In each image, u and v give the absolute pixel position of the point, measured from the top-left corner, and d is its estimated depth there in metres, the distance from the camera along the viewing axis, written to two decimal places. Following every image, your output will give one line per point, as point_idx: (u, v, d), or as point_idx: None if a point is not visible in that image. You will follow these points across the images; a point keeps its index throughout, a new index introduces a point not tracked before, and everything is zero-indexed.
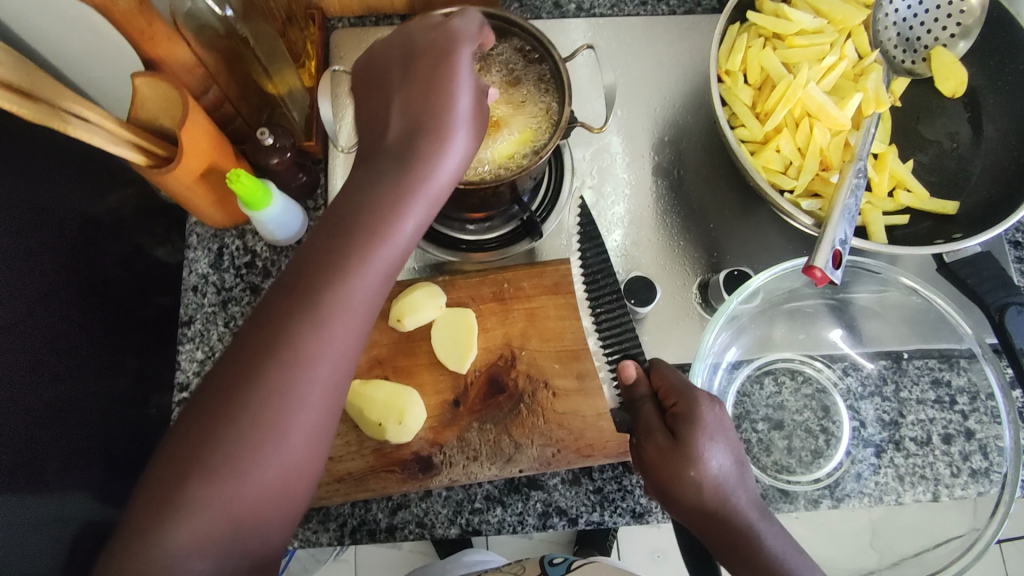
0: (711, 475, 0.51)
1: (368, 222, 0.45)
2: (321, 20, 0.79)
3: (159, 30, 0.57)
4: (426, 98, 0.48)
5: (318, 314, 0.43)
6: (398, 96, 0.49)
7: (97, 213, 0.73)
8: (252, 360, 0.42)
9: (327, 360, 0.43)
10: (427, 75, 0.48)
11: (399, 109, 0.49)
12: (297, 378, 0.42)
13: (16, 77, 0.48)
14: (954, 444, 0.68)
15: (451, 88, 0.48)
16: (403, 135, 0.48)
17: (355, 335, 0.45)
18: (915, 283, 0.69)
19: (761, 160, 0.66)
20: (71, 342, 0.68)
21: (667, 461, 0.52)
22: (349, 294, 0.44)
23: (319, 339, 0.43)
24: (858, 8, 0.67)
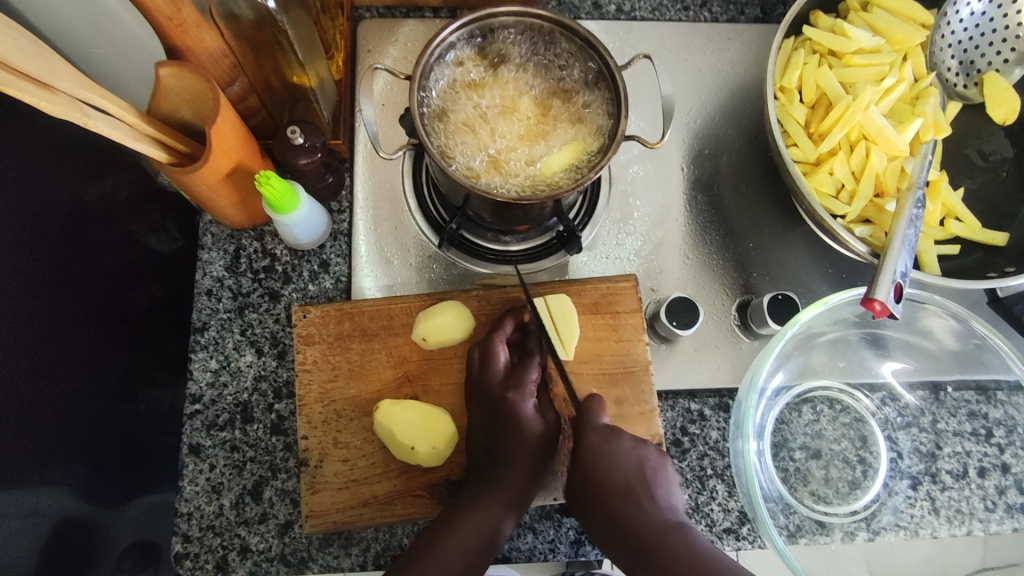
0: (620, 502, 0.52)
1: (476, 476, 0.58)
2: (350, 9, 0.74)
3: (189, 16, 0.52)
4: (495, 422, 0.58)
5: (430, 542, 0.55)
6: (479, 402, 0.60)
7: (90, 198, 0.68)
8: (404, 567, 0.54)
9: (457, 538, 0.54)
10: (490, 407, 0.59)
11: (482, 425, 0.59)
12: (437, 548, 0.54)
13: (33, 66, 0.43)
14: (989, 478, 0.67)
15: (511, 419, 0.58)
16: (489, 411, 0.59)
17: (473, 542, 0.54)
18: (986, 329, 0.67)
19: (814, 182, 0.63)
20: (58, 336, 0.63)
21: (593, 494, 0.53)
22: (462, 531, 0.55)
23: (445, 540, 0.54)
24: (916, 28, 0.66)
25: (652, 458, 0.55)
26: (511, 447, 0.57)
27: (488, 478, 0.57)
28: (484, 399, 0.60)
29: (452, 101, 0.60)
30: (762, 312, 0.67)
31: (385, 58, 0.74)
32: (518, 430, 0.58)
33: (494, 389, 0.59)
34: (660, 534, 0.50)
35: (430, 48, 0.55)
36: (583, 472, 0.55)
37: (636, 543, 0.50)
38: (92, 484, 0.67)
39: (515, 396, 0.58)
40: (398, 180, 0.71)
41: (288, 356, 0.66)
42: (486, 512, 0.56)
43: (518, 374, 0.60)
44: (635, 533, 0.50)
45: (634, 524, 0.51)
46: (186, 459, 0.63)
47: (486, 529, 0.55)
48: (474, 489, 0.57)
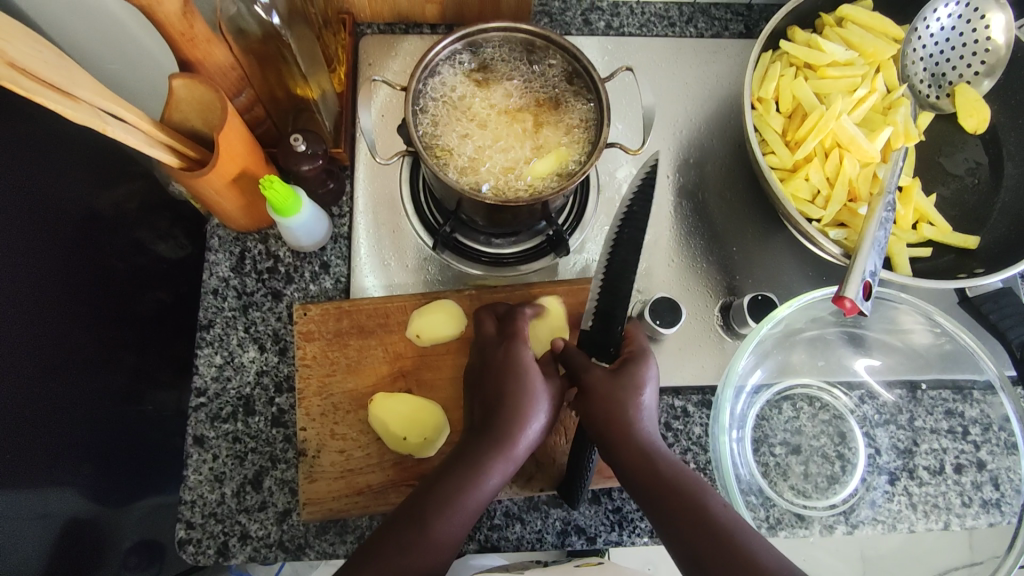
0: (634, 420, 0.54)
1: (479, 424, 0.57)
2: (351, 26, 0.78)
3: (200, 32, 0.56)
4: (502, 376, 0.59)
5: (450, 484, 0.53)
6: (488, 363, 0.61)
7: (101, 205, 0.73)
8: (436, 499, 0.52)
9: (479, 486, 0.53)
10: (500, 364, 0.60)
11: (488, 380, 0.60)
12: (460, 491, 0.52)
13: (56, 76, 0.47)
14: (966, 474, 0.69)
15: (522, 372, 0.58)
16: (499, 366, 0.60)
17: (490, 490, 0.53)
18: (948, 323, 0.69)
19: (791, 188, 0.66)
20: (71, 334, 0.67)
21: (599, 406, 0.55)
22: (481, 477, 0.53)
23: (467, 485, 0.52)
24: (888, 42, 0.69)
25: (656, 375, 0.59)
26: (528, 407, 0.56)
27: (491, 432, 0.55)
28: (495, 364, 0.60)
29: (444, 110, 0.63)
30: (743, 313, 0.70)
31: (384, 71, 0.78)
32: (530, 390, 0.57)
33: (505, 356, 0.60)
34: (656, 457, 0.52)
35: (424, 61, 0.59)
36: (606, 388, 0.57)
37: (649, 455, 0.52)
38: (101, 477, 0.70)
39: (522, 352, 0.59)
40: (395, 186, 0.75)
41: (289, 352, 0.69)
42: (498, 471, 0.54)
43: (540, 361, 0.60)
44: (648, 452, 0.53)
45: (637, 437, 0.53)
46: (190, 449, 0.66)
47: (492, 491, 0.53)
48: (475, 435, 0.56)
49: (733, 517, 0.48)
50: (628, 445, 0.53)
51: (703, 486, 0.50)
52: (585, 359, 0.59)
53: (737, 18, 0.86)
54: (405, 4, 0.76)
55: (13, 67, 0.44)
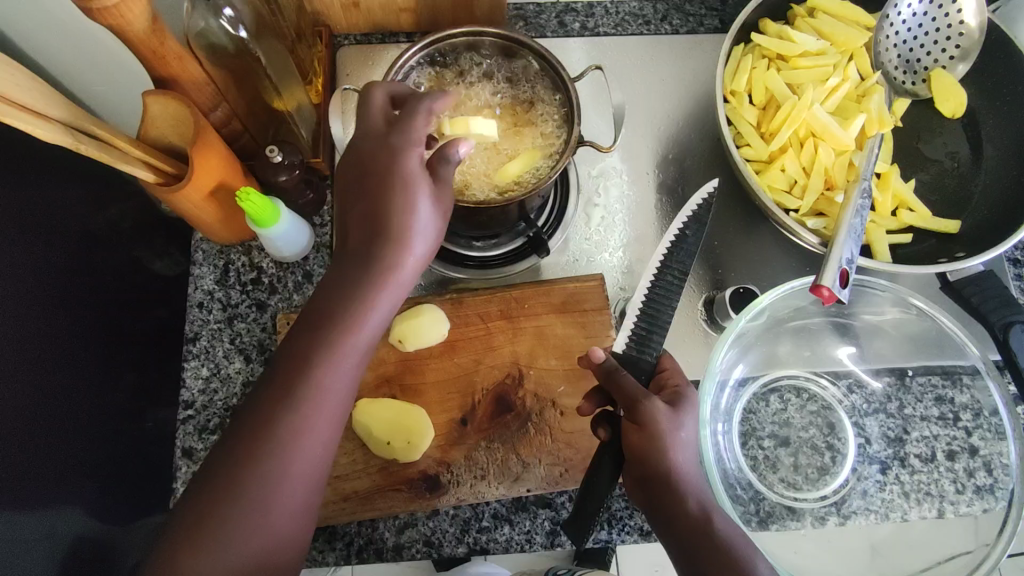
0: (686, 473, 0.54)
1: (332, 317, 0.50)
2: (328, 37, 0.79)
3: (172, 49, 0.57)
4: (382, 173, 0.51)
5: (294, 398, 0.49)
6: (371, 147, 0.53)
7: (94, 226, 0.73)
8: (277, 401, 0.49)
9: (323, 401, 0.49)
10: (384, 153, 0.52)
11: (372, 178, 0.52)
12: (303, 406, 0.49)
13: (29, 98, 0.48)
14: (958, 461, 0.68)
15: (393, 207, 0.51)
16: (374, 154, 0.52)
17: (337, 407, 0.50)
18: (922, 304, 0.69)
19: (767, 179, 0.66)
20: (69, 355, 0.67)
21: (654, 445, 0.53)
22: (322, 386, 0.49)
23: (307, 404, 0.49)
24: (860, 30, 0.69)
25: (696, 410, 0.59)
26: (393, 242, 0.51)
27: (333, 328, 0.50)
28: (369, 158, 0.52)
29: None
30: (726, 306, 0.70)
31: (362, 81, 0.79)
32: (396, 168, 0.51)
33: (373, 136, 0.53)
34: (709, 512, 0.52)
35: (393, 68, 0.60)
36: (672, 421, 0.55)
37: (703, 507, 0.53)
38: (103, 497, 0.70)
39: (398, 141, 0.52)
40: None
41: (274, 362, 0.70)
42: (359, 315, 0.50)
43: (406, 124, 0.52)
44: (693, 507, 0.53)
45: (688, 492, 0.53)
46: (179, 462, 0.67)
47: (335, 391, 0.50)
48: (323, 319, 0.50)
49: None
50: (684, 498, 0.53)
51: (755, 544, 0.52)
52: (638, 388, 0.56)
53: (711, 14, 0.86)
54: (379, 13, 0.77)
55: None
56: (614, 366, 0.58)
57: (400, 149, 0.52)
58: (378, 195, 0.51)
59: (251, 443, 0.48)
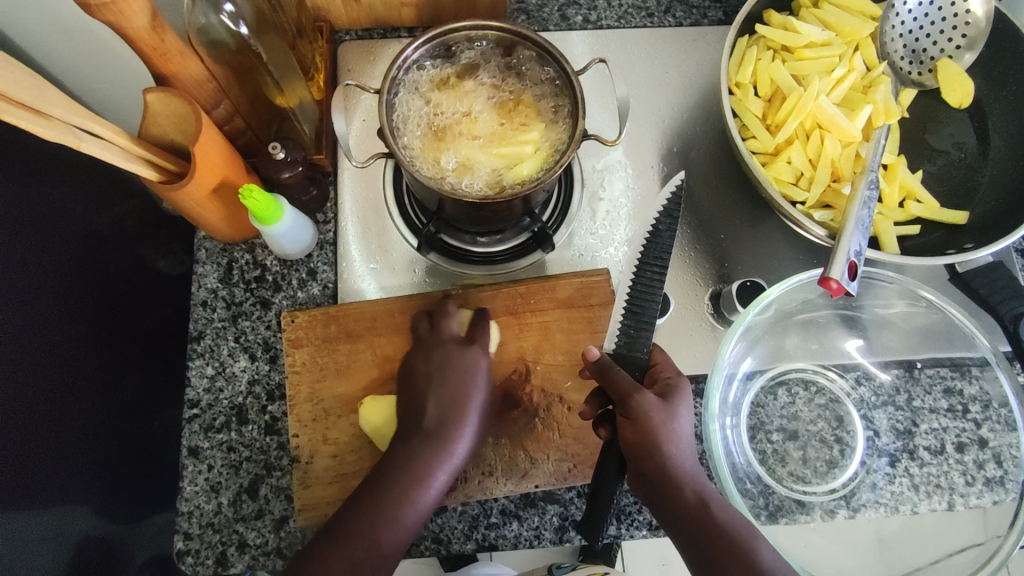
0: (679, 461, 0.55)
1: (402, 471, 0.58)
2: (329, 33, 0.78)
3: (172, 46, 0.56)
4: (439, 377, 0.63)
5: (366, 517, 0.56)
6: (426, 367, 0.64)
7: (99, 224, 0.73)
8: (352, 529, 0.56)
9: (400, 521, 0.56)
10: (438, 369, 0.63)
11: (429, 391, 0.63)
12: (378, 520, 0.56)
13: (29, 96, 0.47)
14: (968, 453, 0.68)
15: (452, 396, 0.62)
16: (432, 383, 0.63)
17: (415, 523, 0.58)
18: (931, 295, 0.69)
19: (773, 171, 0.66)
20: (73, 355, 0.67)
21: (645, 434, 0.55)
22: (403, 513, 0.57)
23: (385, 519, 0.56)
24: (865, 20, 0.68)
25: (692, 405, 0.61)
26: (432, 446, 0.60)
27: (406, 466, 0.59)
28: (435, 362, 0.64)
29: (421, 112, 0.64)
30: (732, 299, 0.69)
31: (364, 76, 0.78)
32: (464, 394, 0.62)
33: (448, 354, 0.64)
34: (705, 499, 0.54)
35: (396, 63, 0.59)
36: (661, 416, 0.57)
37: (699, 497, 0.54)
38: (109, 497, 0.70)
39: (455, 372, 0.63)
40: (379, 189, 0.75)
41: (279, 360, 0.70)
42: (426, 490, 0.58)
43: (473, 338, 0.65)
44: (692, 494, 0.54)
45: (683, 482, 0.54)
46: (186, 461, 0.66)
47: (413, 521, 0.57)
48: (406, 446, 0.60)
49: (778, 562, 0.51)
50: (680, 488, 0.54)
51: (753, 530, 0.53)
52: (630, 383, 0.58)
53: (715, 5, 0.85)
54: (381, 8, 0.77)
55: None
56: (608, 363, 0.60)
57: (451, 364, 0.63)
58: (448, 402, 0.61)
59: (329, 546, 0.55)
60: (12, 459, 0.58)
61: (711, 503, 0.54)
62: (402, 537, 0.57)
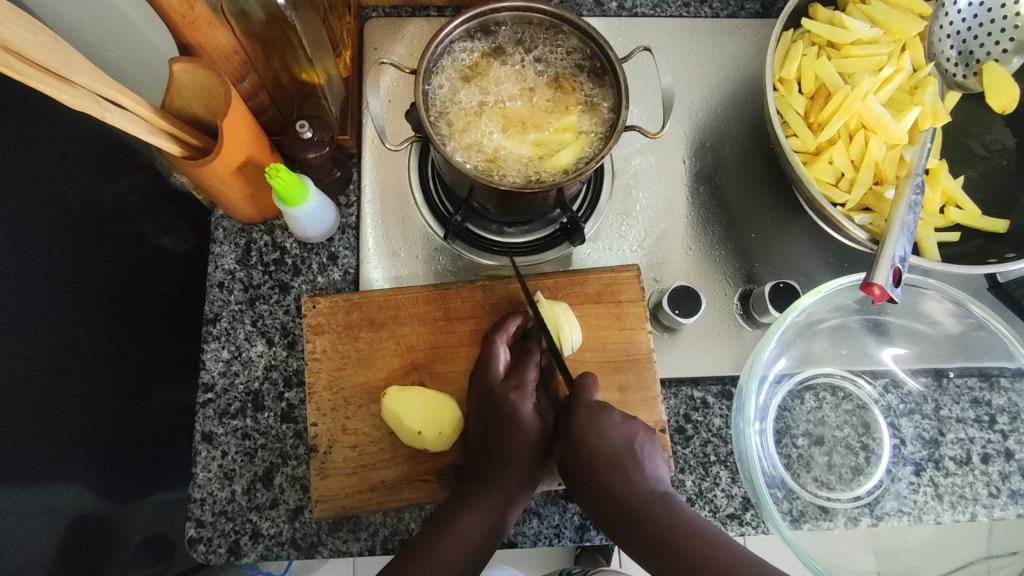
0: (617, 479, 0.53)
1: (457, 505, 0.57)
2: (357, 8, 0.75)
3: (201, 14, 0.54)
4: (493, 402, 0.59)
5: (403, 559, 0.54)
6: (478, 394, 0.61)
7: (105, 197, 0.70)
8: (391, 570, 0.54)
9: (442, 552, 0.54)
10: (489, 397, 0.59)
11: (479, 413, 0.60)
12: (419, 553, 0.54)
13: (53, 60, 0.45)
14: (993, 464, 0.67)
15: (512, 423, 0.58)
16: (485, 404, 0.60)
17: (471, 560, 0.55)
18: (980, 311, 0.68)
19: (814, 171, 0.64)
20: (75, 331, 0.64)
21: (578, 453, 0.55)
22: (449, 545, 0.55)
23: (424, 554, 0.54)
24: (915, 19, 0.66)
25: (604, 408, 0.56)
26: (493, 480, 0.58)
27: (465, 497, 0.58)
28: (488, 400, 0.59)
29: (456, 95, 0.61)
30: (764, 300, 0.68)
31: (391, 55, 0.76)
32: (516, 436, 0.58)
33: (494, 391, 0.59)
34: (649, 503, 0.51)
35: (436, 41, 0.57)
36: (570, 452, 0.56)
37: (624, 519, 0.51)
38: (104, 478, 0.67)
39: (516, 398, 0.58)
40: (404, 173, 0.73)
41: (298, 346, 0.68)
42: (472, 529, 0.56)
43: (519, 375, 0.60)
44: (627, 505, 0.52)
45: (625, 494, 0.52)
46: (199, 446, 0.65)
47: (473, 534, 0.55)
48: (473, 487, 0.58)
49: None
50: (622, 499, 0.52)
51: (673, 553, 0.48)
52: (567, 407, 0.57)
53: None
54: None
55: (7, 50, 0.41)
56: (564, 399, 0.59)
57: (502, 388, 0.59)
58: (495, 426, 0.59)
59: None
60: (7, 438, 0.56)
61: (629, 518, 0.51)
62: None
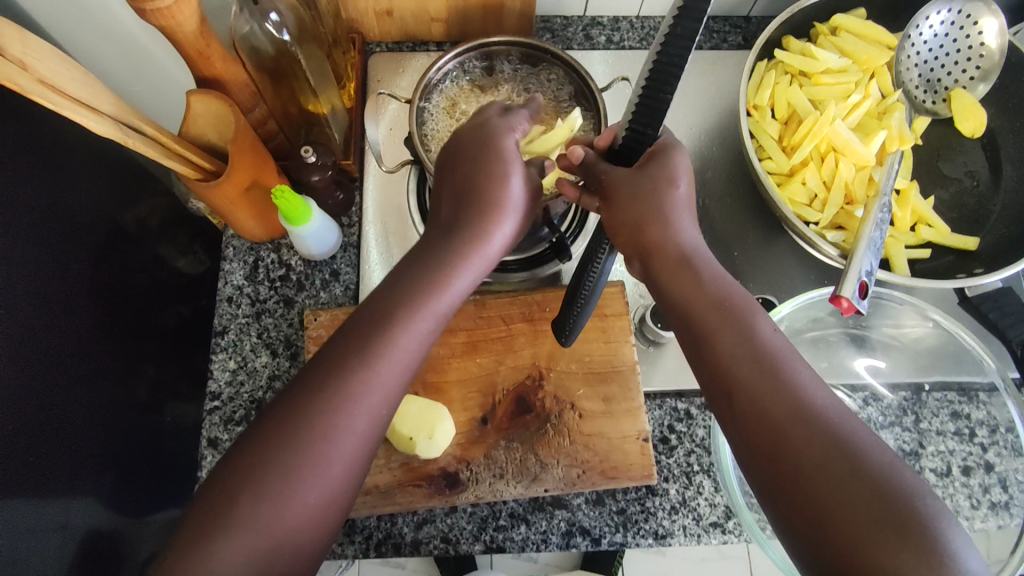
0: (755, 355, 0.45)
1: (363, 347, 0.47)
2: (361, 45, 0.81)
3: (217, 51, 0.59)
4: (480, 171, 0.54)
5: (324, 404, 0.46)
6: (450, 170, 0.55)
7: (125, 221, 0.76)
8: (289, 411, 0.46)
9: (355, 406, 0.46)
10: (474, 145, 0.55)
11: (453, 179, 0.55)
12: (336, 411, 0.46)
13: (83, 92, 0.50)
14: (974, 476, 0.68)
15: (488, 176, 0.53)
16: (455, 209, 0.53)
17: (378, 406, 0.47)
18: (939, 316, 0.72)
19: (787, 193, 0.68)
20: (96, 346, 0.69)
21: (677, 280, 0.50)
22: (364, 379, 0.47)
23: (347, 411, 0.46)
24: (881, 50, 0.71)
25: (714, 263, 0.51)
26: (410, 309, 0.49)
27: (402, 298, 0.49)
28: (467, 146, 0.55)
29: (450, 123, 0.66)
30: None
31: (393, 87, 0.81)
32: (463, 245, 0.52)
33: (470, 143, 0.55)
34: (790, 389, 0.44)
35: (429, 72, 0.62)
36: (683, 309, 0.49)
37: (749, 407, 0.44)
38: (118, 488, 0.71)
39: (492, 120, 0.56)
40: (403, 196, 0.78)
41: (299, 358, 0.71)
42: (372, 376, 0.47)
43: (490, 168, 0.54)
44: (756, 394, 0.44)
45: (747, 384, 0.45)
46: (205, 451, 0.68)
47: (374, 404, 0.47)
48: (366, 338, 0.48)
49: (830, 485, 0.40)
50: (743, 384, 0.45)
51: (794, 444, 0.42)
52: (635, 207, 0.52)
53: (734, 31, 0.88)
54: (412, 22, 0.80)
55: (42, 83, 0.47)
56: (594, 160, 0.56)
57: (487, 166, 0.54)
58: (468, 198, 0.53)
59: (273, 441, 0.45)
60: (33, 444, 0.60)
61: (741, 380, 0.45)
62: (343, 464, 0.46)
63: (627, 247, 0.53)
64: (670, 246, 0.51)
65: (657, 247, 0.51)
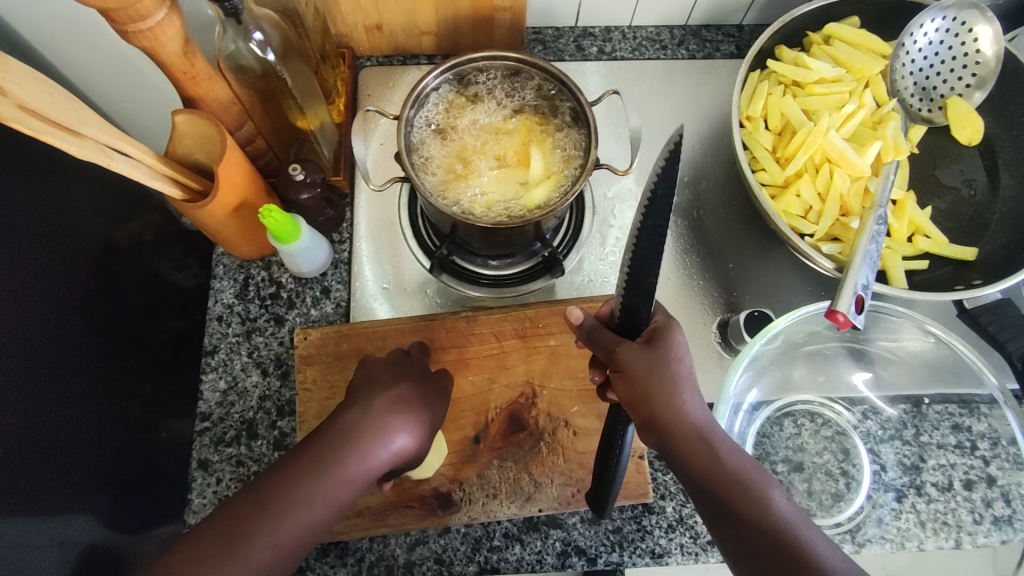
0: (718, 465, 0.46)
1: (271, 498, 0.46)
2: (351, 59, 0.81)
3: (201, 70, 0.58)
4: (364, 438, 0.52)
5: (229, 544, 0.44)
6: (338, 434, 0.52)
7: (119, 238, 0.75)
8: (211, 542, 0.44)
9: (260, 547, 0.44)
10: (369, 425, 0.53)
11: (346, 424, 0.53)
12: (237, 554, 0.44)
13: (65, 116, 0.50)
14: (976, 490, 0.67)
15: (383, 434, 0.52)
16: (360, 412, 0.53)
17: (279, 551, 0.45)
18: (939, 331, 0.69)
19: (782, 204, 0.67)
20: (88, 365, 0.67)
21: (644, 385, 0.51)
22: (270, 530, 0.45)
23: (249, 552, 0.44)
24: (875, 59, 0.70)
25: (726, 437, 0.49)
26: (317, 484, 0.48)
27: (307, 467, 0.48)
28: (357, 425, 0.52)
29: (438, 140, 0.66)
30: (740, 329, 0.70)
31: (382, 101, 0.81)
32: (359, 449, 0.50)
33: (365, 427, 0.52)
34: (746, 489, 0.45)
35: (417, 89, 0.62)
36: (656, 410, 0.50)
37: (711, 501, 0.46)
38: (115, 510, 0.67)
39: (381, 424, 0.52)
40: (394, 211, 0.77)
41: (290, 377, 0.71)
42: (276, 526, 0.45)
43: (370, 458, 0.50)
44: (718, 485, 0.46)
45: (713, 479, 0.46)
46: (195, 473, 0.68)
47: (276, 546, 0.45)
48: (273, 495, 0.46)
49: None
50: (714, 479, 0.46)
51: (771, 550, 0.42)
52: (611, 338, 0.55)
53: (728, 39, 0.87)
54: (402, 36, 0.79)
55: (21, 108, 0.46)
56: (594, 326, 0.58)
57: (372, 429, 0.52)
58: (384, 410, 0.53)
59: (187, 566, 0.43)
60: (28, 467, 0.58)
61: (762, 564, 0.42)
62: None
63: (637, 420, 0.51)
64: (682, 423, 0.49)
65: (671, 425, 0.49)
